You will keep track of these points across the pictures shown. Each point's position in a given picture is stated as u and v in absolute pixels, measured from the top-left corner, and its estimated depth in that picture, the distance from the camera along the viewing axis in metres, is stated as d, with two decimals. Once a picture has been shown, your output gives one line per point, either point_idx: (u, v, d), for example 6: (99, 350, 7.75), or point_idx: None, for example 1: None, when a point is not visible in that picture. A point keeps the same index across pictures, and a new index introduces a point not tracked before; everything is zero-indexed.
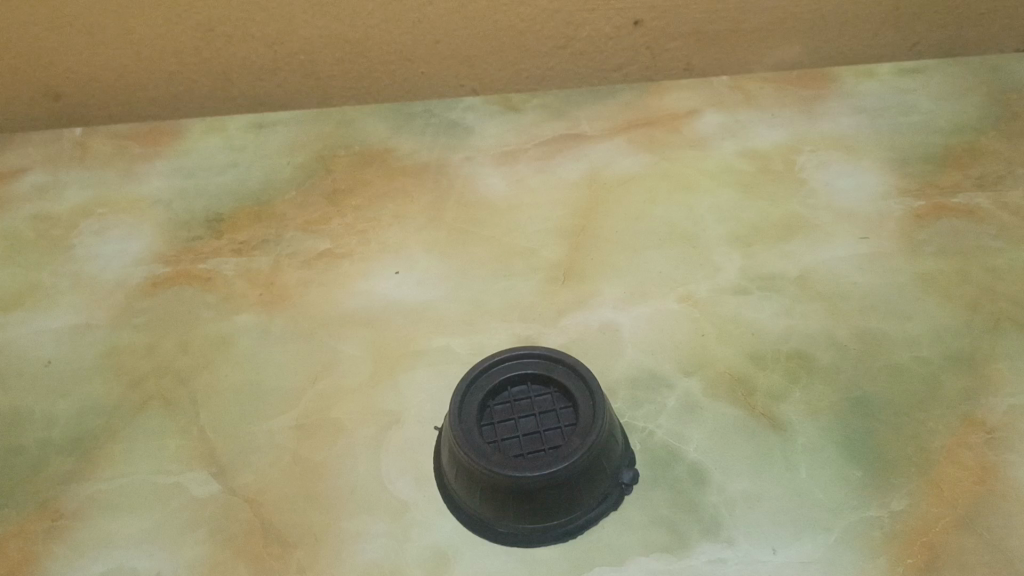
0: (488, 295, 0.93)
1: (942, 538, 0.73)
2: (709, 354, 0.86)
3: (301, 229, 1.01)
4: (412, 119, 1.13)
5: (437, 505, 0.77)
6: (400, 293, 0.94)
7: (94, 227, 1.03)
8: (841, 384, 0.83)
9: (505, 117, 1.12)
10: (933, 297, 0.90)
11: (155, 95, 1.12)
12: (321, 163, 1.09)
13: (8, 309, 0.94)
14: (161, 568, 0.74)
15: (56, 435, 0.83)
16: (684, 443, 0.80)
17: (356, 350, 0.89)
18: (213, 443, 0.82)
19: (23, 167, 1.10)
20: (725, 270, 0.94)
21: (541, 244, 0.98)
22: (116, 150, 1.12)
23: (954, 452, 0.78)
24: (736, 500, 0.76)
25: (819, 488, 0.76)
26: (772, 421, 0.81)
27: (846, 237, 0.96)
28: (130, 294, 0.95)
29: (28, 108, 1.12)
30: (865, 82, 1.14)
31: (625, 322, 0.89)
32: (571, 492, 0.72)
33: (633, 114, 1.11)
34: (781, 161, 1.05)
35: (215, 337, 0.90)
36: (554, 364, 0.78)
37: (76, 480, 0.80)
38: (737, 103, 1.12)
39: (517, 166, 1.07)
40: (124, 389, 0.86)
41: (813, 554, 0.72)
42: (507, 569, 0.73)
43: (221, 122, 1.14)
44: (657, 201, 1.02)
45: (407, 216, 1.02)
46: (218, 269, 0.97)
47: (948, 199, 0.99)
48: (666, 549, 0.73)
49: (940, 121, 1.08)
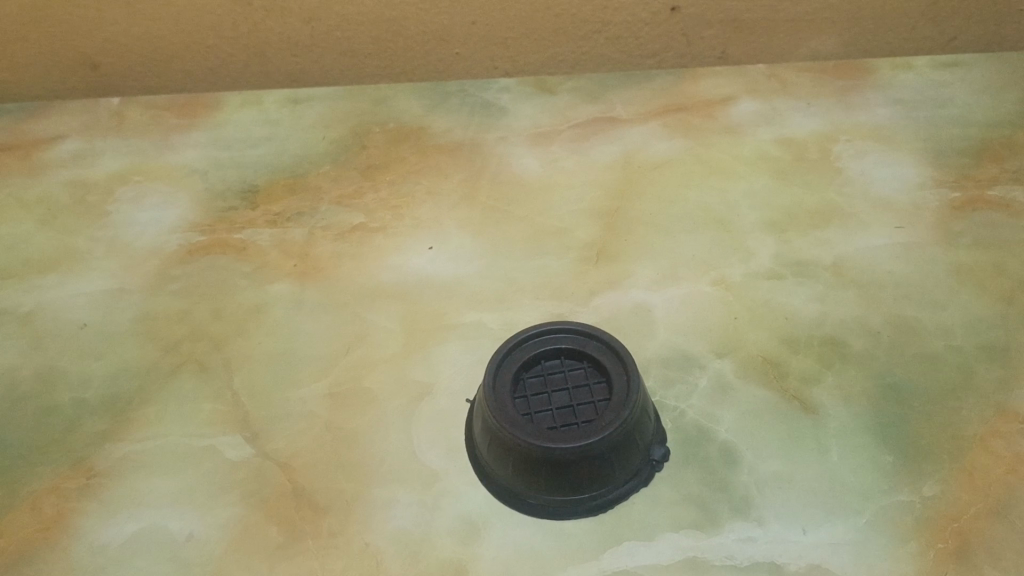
0: (521, 272, 0.93)
1: (973, 525, 0.72)
2: (742, 337, 0.86)
3: (335, 203, 1.01)
4: (446, 99, 1.13)
5: (469, 476, 0.77)
6: (433, 268, 0.94)
7: (130, 195, 1.03)
8: (874, 371, 0.83)
9: (539, 99, 1.13)
10: (968, 289, 0.89)
11: (192, 67, 1.12)
12: (355, 139, 1.09)
13: (44, 272, 0.95)
14: (193, 529, 0.74)
15: (91, 395, 0.84)
16: (716, 423, 0.80)
17: (389, 321, 0.89)
18: (246, 408, 0.82)
19: (59, 134, 1.11)
20: (758, 255, 0.94)
21: (575, 224, 0.98)
22: (152, 120, 1.12)
23: (987, 442, 0.78)
24: (767, 481, 0.76)
25: (850, 471, 0.76)
26: (804, 405, 0.81)
27: (881, 227, 0.96)
28: (165, 261, 0.96)
29: (66, 77, 1.13)
30: (902, 74, 1.14)
31: (657, 303, 0.89)
32: (603, 466, 0.72)
33: (667, 99, 1.11)
34: (817, 150, 1.05)
35: (249, 306, 0.91)
36: (589, 339, 0.78)
37: (110, 440, 0.81)
38: (773, 91, 1.12)
39: (551, 147, 1.07)
40: (158, 353, 0.87)
41: (843, 537, 0.72)
42: (536, 541, 0.73)
43: (256, 96, 1.15)
44: (691, 185, 1.02)
45: (441, 193, 1.02)
46: (253, 239, 0.97)
47: (985, 192, 0.98)
48: (696, 526, 0.73)
49: (977, 115, 1.08)
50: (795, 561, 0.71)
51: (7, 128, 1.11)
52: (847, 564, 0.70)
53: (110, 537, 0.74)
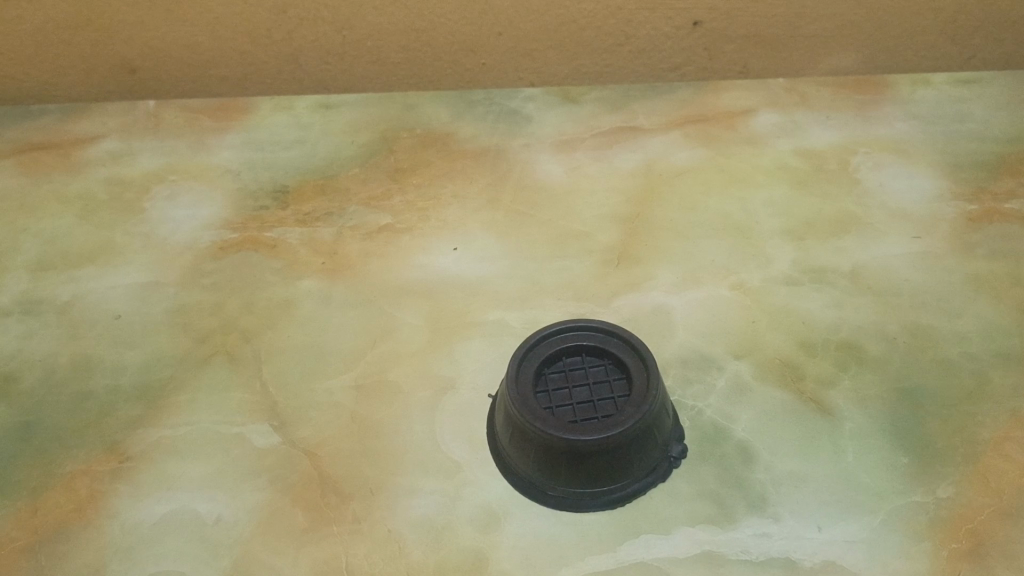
0: (544, 273, 0.95)
1: (987, 526, 0.73)
2: (760, 340, 0.88)
3: (364, 204, 1.04)
4: (472, 107, 1.16)
5: (490, 467, 0.79)
6: (458, 268, 0.96)
7: (166, 193, 1.07)
8: (889, 375, 0.85)
9: (564, 109, 1.15)
10: (984, 297, 0.91)
11: (227, 73, 1.16)
12: (384, 143, 1.12)
13: (81, 265, 0.98)
14: (222, 512, 0.76)
15: (125, 382, 0.87)
16: (733, 422, 0.81)
17: (414, 318, 0.91)
18: (275, 398, 0.84)
19: (98, 134, 1.15)
20: (777, 261, 0.96)
21: (597, 228, 1.00)
22: (187, 123, 1.16)
23: (1002, 446, 0.79)
24: (783, 478, 0.77)
25: (865, 471, 0.77)
26: (820, 406, 0.82)
27: (898, 236, 0.97)
28: (198, 256, 0.99)
29: (104, 80, 1.17)
30: (920, 90, 1.16)
31: (677, 305, 0.91)
32: (622, 459, 0.74)
33: (689, 110, 1.14)
34: (836, 161, 1.07)
35: (279, 300, 0.94)
36: (609, 337, 0.80)
37: (142, 425, 0.83)
38: (793, 104, 1.14)
39: (575, 154, 1.10)
40: (191, 343, 0.90)
41: (858, 534, 0.73)
42: (556, 531, 0.74)
43: (288, 101, 1.18)
44: (712, 193, 1.04)
45: (466, 196, 1.05)
46: (284, 237, 1.00)
47: (1002, 204, 1.00)
48: (712, 520, 0.74)
49: (995, 130, 1.09)
50: (810, 557, 0.72)
51: (48, 128, 1.15)
52: (861, 561, 0.71)
53: (142, 518, 0.76)
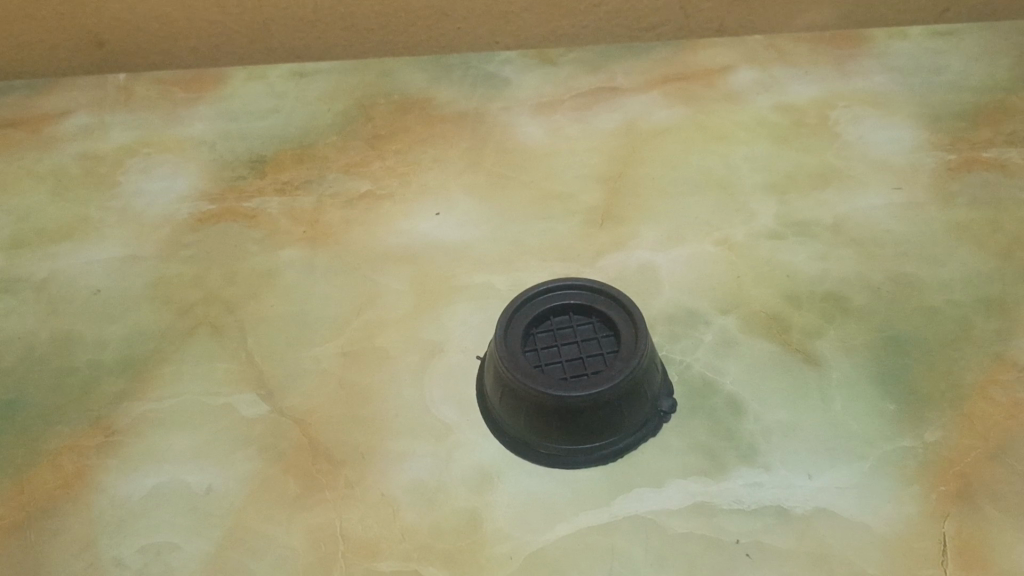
0: (528, 234, 0.95)
1: (974, 469, 0.74)
2: (745, 294, 0.88)
3: (343, 171, 1.03)
4: (449, 71, 1.15)
5: (481, 429, 0.79)
6: (441, 232, 0.96)
7: (141, 166, 1.05)
8: (875, 324, 0.85)
9: (541, 70, 1.14)
10: (965, 246, 0.91)
11: (198, 43, 1.14)
12: (361, 110, 1.11)
13: (57, 241, 0.97)
14: (212, 482, 0.76)
15: (107, 356, 0.85)
16: (721, 375, 0.81)
17: (399, 283, 0.91)
18: (261, 368, 0.84)
19: (67, 109, 1.12)
20: (760, 216, 0.96)
21: (580, 189, 1.00)
22: (159, 95, 1.14)
23: (987, 390, 0.80)
24: (773, 429, 0.78)
25: (853, 419, 0.78)
26: (807, 357, 0.83)
27: (879, 188, 0.98)
28: (177, 229, 0.97)
29: (72, 55, 1.14)
30: (897, 42, 1.16)
31: (662, 263, 0.91)
32: (613, 414, 0.74)
33: (668, 68, 1.13)
34: (815, 115, 1.07)
35: (261, 270, 0.92)
36: (596, 295, 0.80)
37: (128, 399, 0.82)
38: (771, 60, 1.14)
39: (554, 116, 1.09)
40: (173, 316, 0.89)
41: (848, 481, 0.74)
42: (548, 489, 0.74)
43: (261, 70, 1.16)
44: (693, 151, 1.03)
45: (447, 161, 1.04)
46: (263, 207, 0.99)
47: (980, 153, 1.01)
48: (704, 473, 0.75)
49: (972, 80, 1.10)
50: (802, 504, 0.72)
51: (15, 105, 1.13)
52: (852, 507, 0.72)
53: (132, 491, 0.75)
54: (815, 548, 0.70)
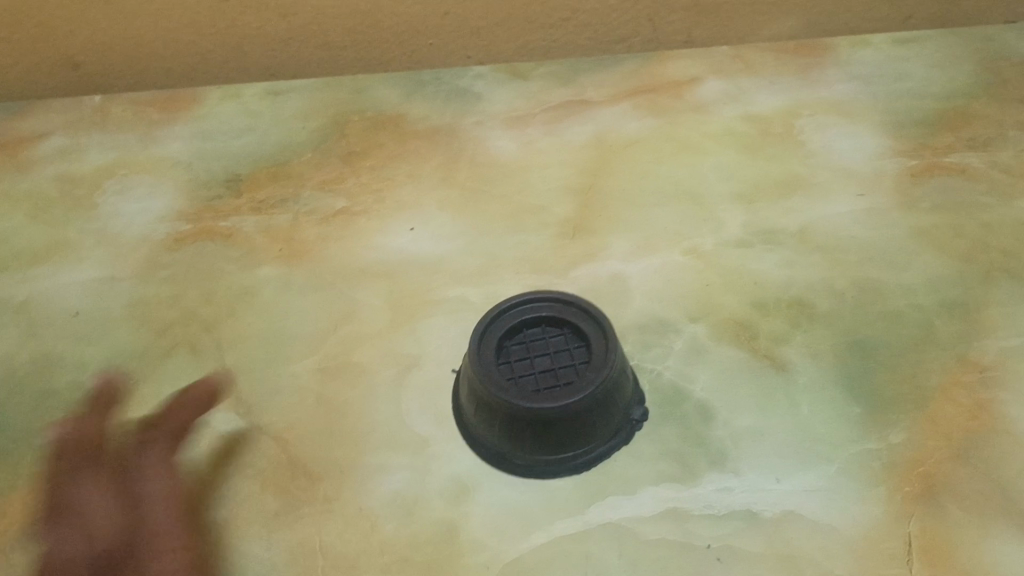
0: (501, 248, 0.96)
1: (938, 469, 0.76)
2: (714, 302, 0.90)
3: (319, 188, 1.04)
4: (422, 86, 1.16)
5: (456, 441, 0.80)
6: (415, 247, 0.97)
7: (118, 187, 1.06)
8: (840, 329, 0.87)
9: (513, 84, 1.16)
10: (928, 250, 0.94)
11: (173, 63, 1.15)
12: (335, 127, 1.12)
13: (35, 264, 0.98)
14: (193, 500, 0.77)
15: (87, 378, 0.86)
16: (691, 383, 0.83)
17: (375, 299, 0.92)
18: (239, 386, 0.85)
19: (43, 131, 1.13)
20: (729, 225, 0.98)
21: (552, 201, 1.01)
22: (135, 115, 1.15)
23: (950, 391, 0.82)
24: (742, 434, 0.79)
25: (820, 423, 0.80)
26: (775, 362, 0.85)
27: (844, 195, 1.00)
28: (154, 249, 0.98)
29: (48, 77, 1.15)
30: (861, 51, 1.18)
31: (633, 273, 0.93)
32: (586, 424, 0.75)
33: (637, 80, 1.15)
34: (781, 125, 1.09)
35: (238, 289, 0.94)
36: (568, 307, 0.82)
37: (108, 419, 0.83)
38: (738, 71, 1.16)
39: (526, 130, 1.10)
40: (152, 336, 0.90)
41: (815, 483, 0.76)
42: (523, 498, 0.76)
43: (236, 89, 1.18)
44: (663, 161, 1.05)
45: (421, 176, 1.05)
46: (239, 226, 1.00)
47: (942, 158, 1.03)
48: (675, 479, 0.77)
49: (934, 87, 1.12)
50: (771, 508, 0.74)
51: None
52: (820, 509, 0.74)
53: None
54: (784, 549, 0.72)
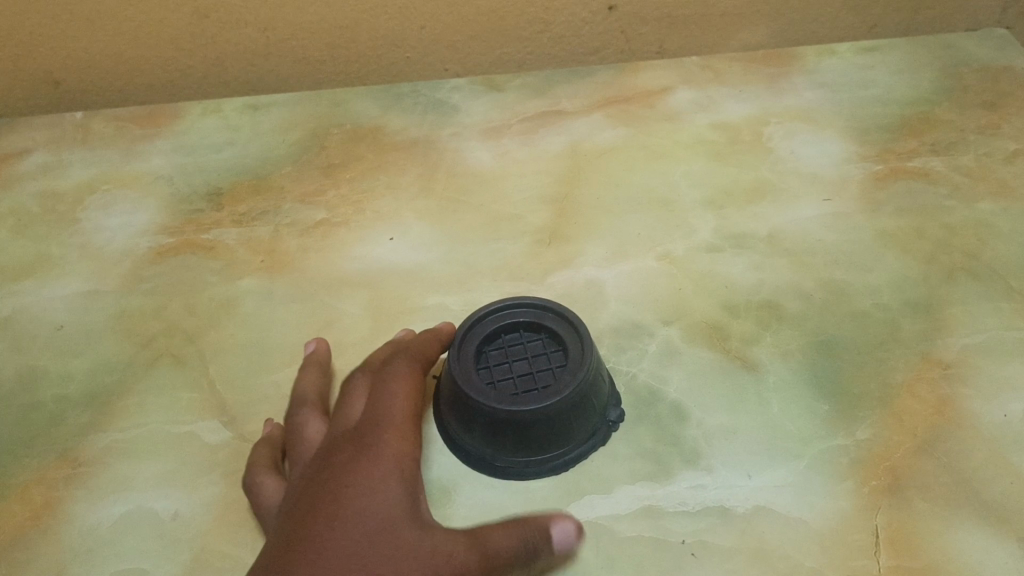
0: (479, 256, 0.99)
1: (903, 462, 0.79)
2: (686, 305, 0.92)
3: (299, 201, 1.06)
4: (400, 99, 1.19)
5: (437, 444, 0.82)
6: (395, 257, 0.99)
7: (100, 203, 1.08)
8: (809, 330, 0.90)
9: (489, 96, 1.18)
10: (892, 251, 0.97)
11: (153, 79, 1.17)
12: (315, 140, 1.14)
13: (19, 280, 0.99)
14: (179, 508, 0.78)
15: (72, 390, 0.88)
16: (665, 384, 0.86)
17: (355, 308, 0.94)
18: (222, 395, 0.86)
19: (25, 148, 1.15)
20: (700, 230, 1.00)
21: (528, 210, 1.04)
22: (116, 131, 1.16)
23: (914, 387, 0.85)
24: (714, 433, 0.82)
25: (789, 421, 0.82)
26: (745, 363, 0.87)
27: (811, 200, 1.03)
28: (137, 263, 1.00)
29: (29, 94, 1.17)
30: (827, 59, 1.21)
31: (607, 278, 0.95)
32: (563, 426, 0.77)
33: (610, 91, 1.17)
34: (750, 132, 1.12)
35: (220, 300, 0.95)
36: (544, 312, 0.84)
37: (93, 431, 0.84)
38: (708, 80, 1.19)
39: (502, 140, 1.13)
40: (136, 348, 0.91)
41: (785, 479, 0.78)
42: (503, 499, 0.78)
43: (216, 104, 1.19)
44: (635, 170, 1.08)
45: (400, 187, 1.08)
46: (221, 239, 1.02)
47: (905, 163, 1.06)
48: (650, 477, 0.79)
49: (898, 94, 1.16)
50: (743, 503, 0.77)
51: None
52: (790, 504, 0.76)
53: (100, 520, 0.78)
54: (755, 544, 0.74)
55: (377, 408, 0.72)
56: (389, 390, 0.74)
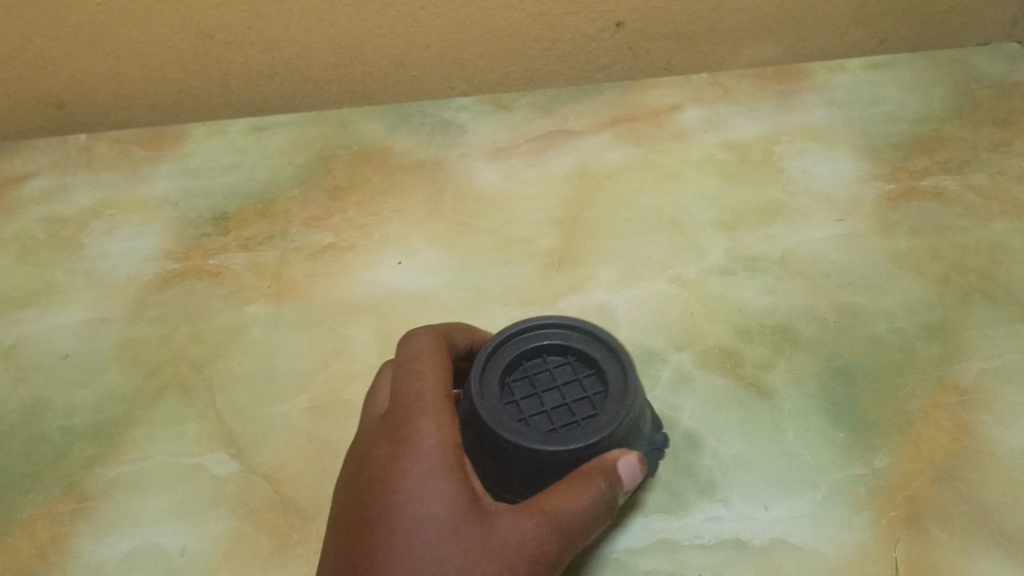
0: (487, 281, 0.97)
1: (922, 492, 0.78)
2: (698, 330, 0.91)
3: (305, 224, 1.05)
4: (407, 119, 1.18)
5: None
6: (403, 282, 0.98)
7: (105, 227, 1.07)
8: (824, 355, 0.89)
9: (496, 116, 1.17)
10: (906, 273, 0.96)
11: (156, 100, 1.15)
12: (321, 162, 1.13)
13: (24, 307, 0.98)
14: (186, 543, 0.77)
15: (78, 422, 0.87)
16: (679, 412, 0.84)
17: (363, 334, 0.93)
18: (230, 426, 0.85)
19: (29, 172, 1.14)
20: (711, 253, 0.99)
21: (538, 232, 1.03)
22: (120, 154, 1.15)
23: (932, 414, 0.83)
24: (729, 463, 0.80)
25: (805, 449, 0.81)
26: (759, 389, 0.86)
27: (823, 221, 1.02)
28: (143, 289, 0.99)
29: (31, 116, 1.15)
30: (837, 75, 1.20)
31: (618, 303, 0.94)
32: None
33: (618, 110, 1.16)
34: (760, 151, 1.11)
35: (227, 328, 0.94)
36: (571, 332, 0.77)
37: (99, 463, 0.83)
38: (717, 98, 1.18)
39: (510, 161, 1.12)
40: (142, 378, 0.90)
41: (802, 510, 0.77)
42: None
43: (221, 126, 1.19)
44: (645, 191, 1.07)
45: (407, 210, 1.07)
46: (227, 264, 1.01)
47: (918, 182, 1.05)
48: (665, 509, 0.78)
49: (909, 111, 1.14)
50: (759, 536, 0.75)
51: None
52: (807, 536, 0.75)
53: (107, 556, 0.77)
54: None
55: (401, 393, 0.68)
56: (413, 369, 0.69)
